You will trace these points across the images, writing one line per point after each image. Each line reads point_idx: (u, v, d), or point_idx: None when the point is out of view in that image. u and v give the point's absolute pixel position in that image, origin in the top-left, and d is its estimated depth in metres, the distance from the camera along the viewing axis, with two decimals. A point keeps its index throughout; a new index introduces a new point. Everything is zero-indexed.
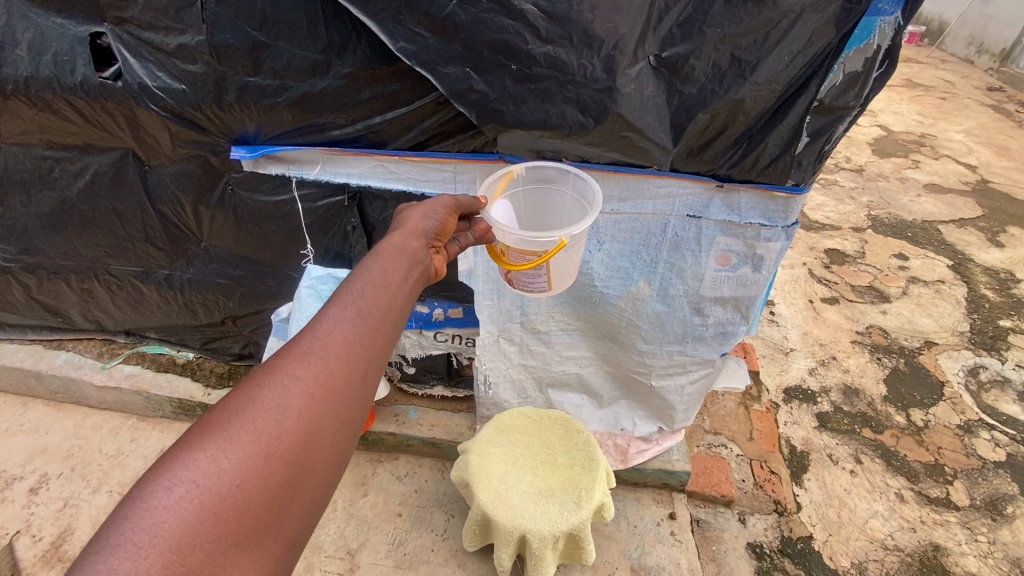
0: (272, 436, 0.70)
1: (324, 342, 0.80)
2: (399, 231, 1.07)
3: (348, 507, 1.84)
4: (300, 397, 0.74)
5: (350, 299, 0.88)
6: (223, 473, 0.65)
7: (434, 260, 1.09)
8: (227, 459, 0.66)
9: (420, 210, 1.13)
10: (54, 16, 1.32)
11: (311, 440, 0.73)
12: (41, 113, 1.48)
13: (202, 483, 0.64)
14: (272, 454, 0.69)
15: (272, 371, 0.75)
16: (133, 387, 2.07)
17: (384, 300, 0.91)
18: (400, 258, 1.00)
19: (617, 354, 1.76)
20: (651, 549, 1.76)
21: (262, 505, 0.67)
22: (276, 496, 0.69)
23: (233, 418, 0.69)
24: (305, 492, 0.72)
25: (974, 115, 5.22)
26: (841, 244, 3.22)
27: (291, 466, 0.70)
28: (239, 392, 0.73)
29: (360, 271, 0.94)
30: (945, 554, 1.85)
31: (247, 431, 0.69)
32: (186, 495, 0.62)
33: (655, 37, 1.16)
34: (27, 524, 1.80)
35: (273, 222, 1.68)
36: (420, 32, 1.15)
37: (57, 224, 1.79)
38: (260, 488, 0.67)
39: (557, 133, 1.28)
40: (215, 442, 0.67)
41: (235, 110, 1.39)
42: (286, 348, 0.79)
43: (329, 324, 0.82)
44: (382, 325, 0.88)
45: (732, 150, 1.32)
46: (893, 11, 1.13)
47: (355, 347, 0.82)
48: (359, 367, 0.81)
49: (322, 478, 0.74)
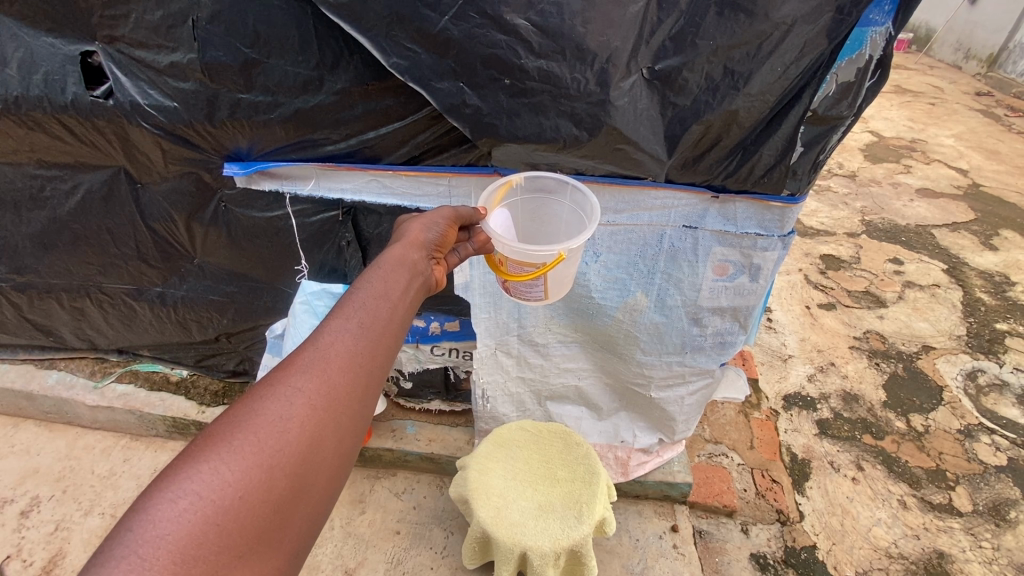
0: (276, 447, 0.68)
1: (325, 354, 0.78)
2: (400, 243, 1.06)
3: (346, 526, 1.81)
4: (302, 409, 0.72)
5: (352, 310, 0.86)
6: (227, 485, 0.64)
7: (435, 271, 1.08)
8: (231, 471, 0.64)
9: (420, 222, 1.12)
10: (44, 36, 1.31)
11: (313, 453, 0.71)
12: (31, 132, 1.46)
13: (206, 494, 0.62)
14: (276, 466, 0.67)
15: (274, 382, 0.74)
16: (125, 406, 2.04)
17: (385, 311, 0.89)
18: (401, 270, 0.98)
19: (615, 365, 1.75)
20: (653, 563, 1.74)
21: (265, 517, 0.65)
22: (279, 508, 0.67)
23: (236, 430, 0.68)
24: (307, 505, 0.70)
25: (964, 120, 5.28)
26: (837, 250, 3.23)
27: (294, 478, 0.69)
28: (242, 404, 0.71)
29: (361, 283, 0.93)
30: (950, 562, 1.83)
31: (250, 442, 0.67)
32: (190, 507, 0.61)
33: (647, 50, 1.15)
34: (17, 549, 1.76)
35: (265, 238, 1.67)
36: (412, 48, 1.15)
37: (48, 242, 1.76)
38: (264, 499, 0.66)
39: (552, 146, 1.28)
40: (219, 454, 0.65)
41: (227, 127, 1.38)
42: (288, 359, 0.77)
43: (331, 336, 0.81)
44: (384, 335, 0.86)
45: (726, 161, 1.32)
46: (884, 22, 1.14)
47: (357, 358, 0.81)
48: (361, 378, 0.80)
49: (324, 489, 0.72)
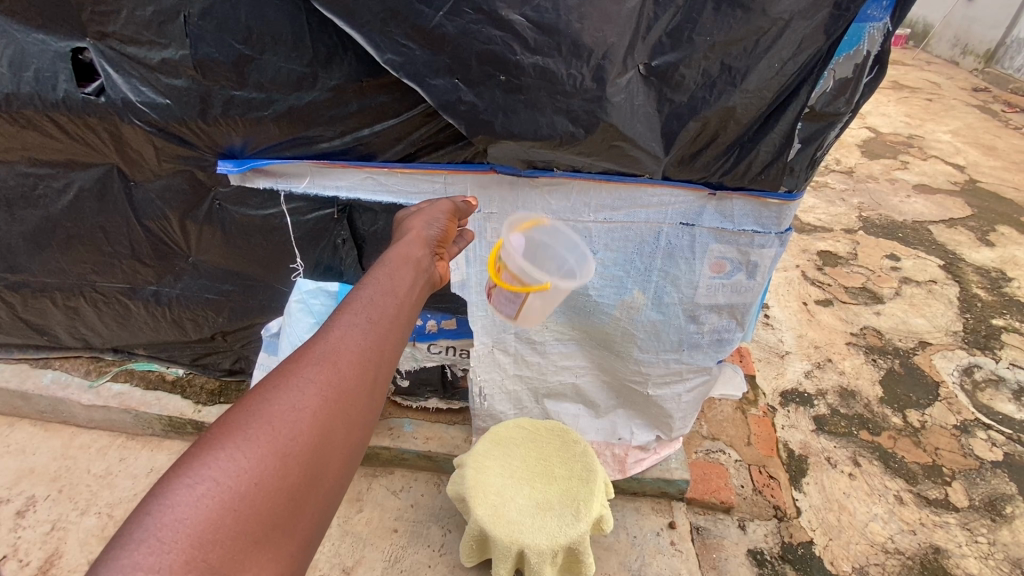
0: (290, 436, 0.68)
1: (336, 346, 0.78)
2: (404, 241, 1.05)
3: (343, 524, 1.81)
4: (314, 400, 0.72)
5: (361, 304, 0.86)
6: (242, 472, 0.63)
7: (439, 267, 1.07)
8: (246, 458, 0.64)
9: (421, 218, 1.14)
10: (35, 32, 1.30)
11: (325, 442, 0.70)
12: (23, 130, 1.45)
13: (223, 480, 0.62)
14: (290, 454, 0.67)
15: (286, 374, 0.73)
16: (121, 405, 2.03)
17: (393, 305, 0.89)
18: (407, 266, 0.98)
19: (613, 363, 1.74)
20: (651, 559, 1.73)
21: (280, 505, 0.65)
22: (294, 496, 0.66)
23: (250, 419, 0.67)
24: (320, 495, 0.69)
25: (960, 115, 5.29)
26: (834, 246, 3.23)
27: (308, 467, 0.68)
28: (255, 395, 0.71)
29: (369, 278, 0.92)
30: (946, 557, 1.84)
31: (265, 431, 0.67)
32: (207, 493, 0.60)
33: (643, 46, 1.14)
34: (13, 549, 1.75)
35: (260, 237, 1.66)
36: (407, 44, 1.14)
37: (40, 241, 1.75)
38: (279, 486, 0.65)
39: (548, 144, 1.25)
40: (234, 442, 0.65)
41: (221, 124, 1.37)
42: (299, 351, 0.77)
43: (341, 329, 0.80)
44: (393, 329, 0.86)
45: (723, 159, 1.31)
46: (881, 17, 1.14)
47: (366, 351, 0.80)
48: (371, 370, 0.79)
49: (336, 479, 0.71)
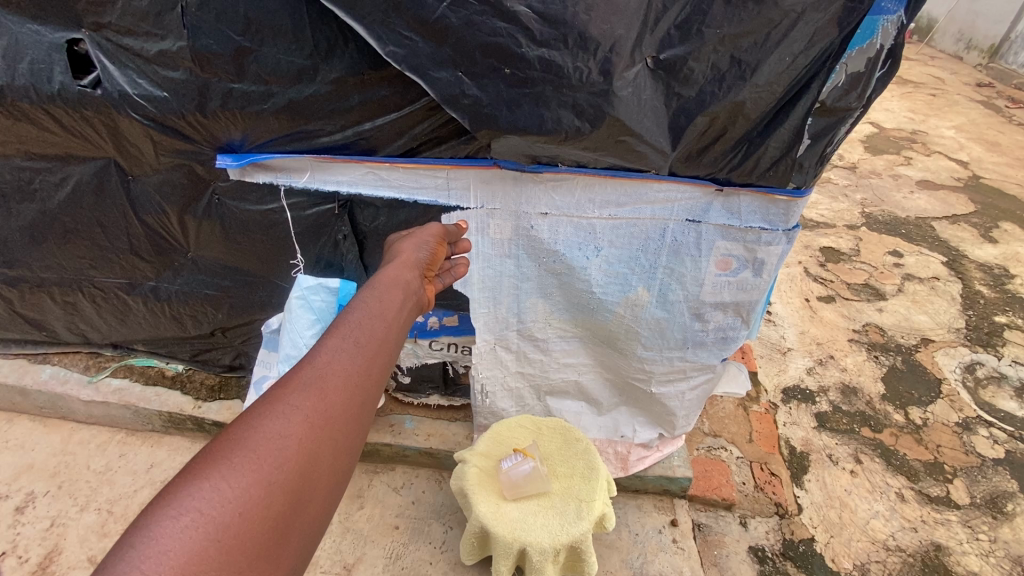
0: (275, 464, 0.66)
1: (323, 372, 0.77)
2: (393, 263, 1.04)
3: (344, 522, 1.80)
4: (301, 426, 0.70)
5: (348, 329, 0.85)
6: (227, 501, 0.61)
7: (427, 291, 1.06)
8: (231, 487, 0.62)
9: (410, 242, 1.13)
10: (29, 23, 1.27)
11: (311, 469, 0.69)
12: (18, 123, 1.42)
13: (207, 511, 0.60)
14: (274, 482, 0.65)
15: (272, 401, 0.72)
16: (120, 402, 2.02)
17: (381, 329, 0.88)
18: (395, 289, 0.97)
19: (615, 360, 1.72)
20: (653, 557, 1.72)
21: (264, 534, 0.63)
22: (278, 526, 0.65)
23: (235, 447, 0.66)
24: (305, 523, 0.68)
25: (964, 111, 5.25)
26: (836, 242, 3.21)
27: (292, 495, 0.67)
28: (240, 423, 0.69)
29: (356, 302, 0.91)
30: (947, 554, 1.83)
31: (250, 459, 0.65)
32: (191, 524, 0.59)
33: (651, 39, 1.12)
34: (12, 545, 1.74)
35: (260, 232, 1.63)
36: (409, 36, 1.11)
37: (37, 236, 1.73)
38: (264, 516, 0.63)
39: (552, 139, 1.23)
40: (219, 471, 0.63)
41: (220, 117, 1.35)
42: (285, 378, 0.76)
43: (327, 355, 0.79)
44: (379, 354, 0.85)
45: (731, 154, 1.29)
46: (896, 10, 1.11)
47: (353, 376, 0.79)
48: (358, 396, 0.78)
49: (321, 506, 0.70)
